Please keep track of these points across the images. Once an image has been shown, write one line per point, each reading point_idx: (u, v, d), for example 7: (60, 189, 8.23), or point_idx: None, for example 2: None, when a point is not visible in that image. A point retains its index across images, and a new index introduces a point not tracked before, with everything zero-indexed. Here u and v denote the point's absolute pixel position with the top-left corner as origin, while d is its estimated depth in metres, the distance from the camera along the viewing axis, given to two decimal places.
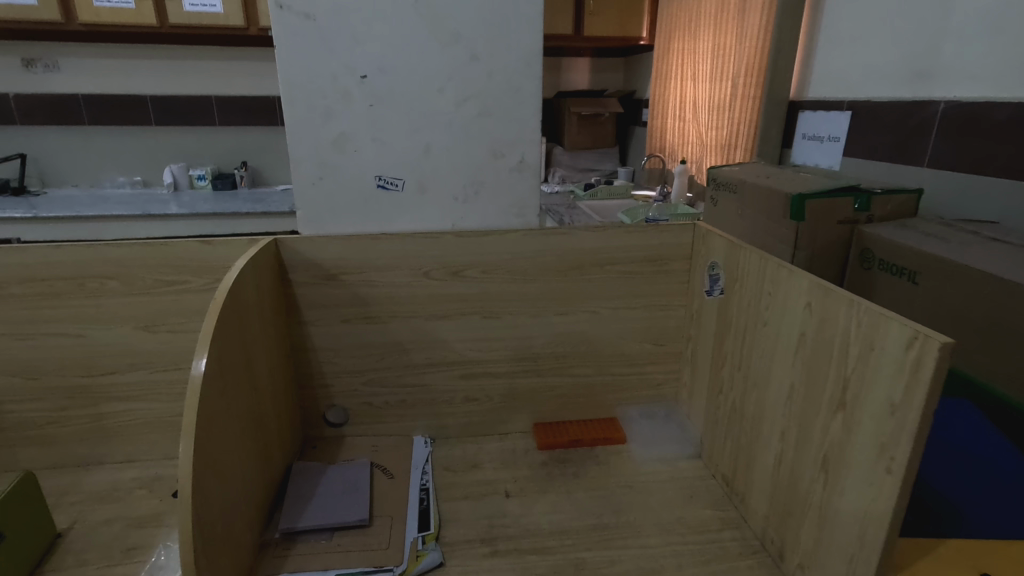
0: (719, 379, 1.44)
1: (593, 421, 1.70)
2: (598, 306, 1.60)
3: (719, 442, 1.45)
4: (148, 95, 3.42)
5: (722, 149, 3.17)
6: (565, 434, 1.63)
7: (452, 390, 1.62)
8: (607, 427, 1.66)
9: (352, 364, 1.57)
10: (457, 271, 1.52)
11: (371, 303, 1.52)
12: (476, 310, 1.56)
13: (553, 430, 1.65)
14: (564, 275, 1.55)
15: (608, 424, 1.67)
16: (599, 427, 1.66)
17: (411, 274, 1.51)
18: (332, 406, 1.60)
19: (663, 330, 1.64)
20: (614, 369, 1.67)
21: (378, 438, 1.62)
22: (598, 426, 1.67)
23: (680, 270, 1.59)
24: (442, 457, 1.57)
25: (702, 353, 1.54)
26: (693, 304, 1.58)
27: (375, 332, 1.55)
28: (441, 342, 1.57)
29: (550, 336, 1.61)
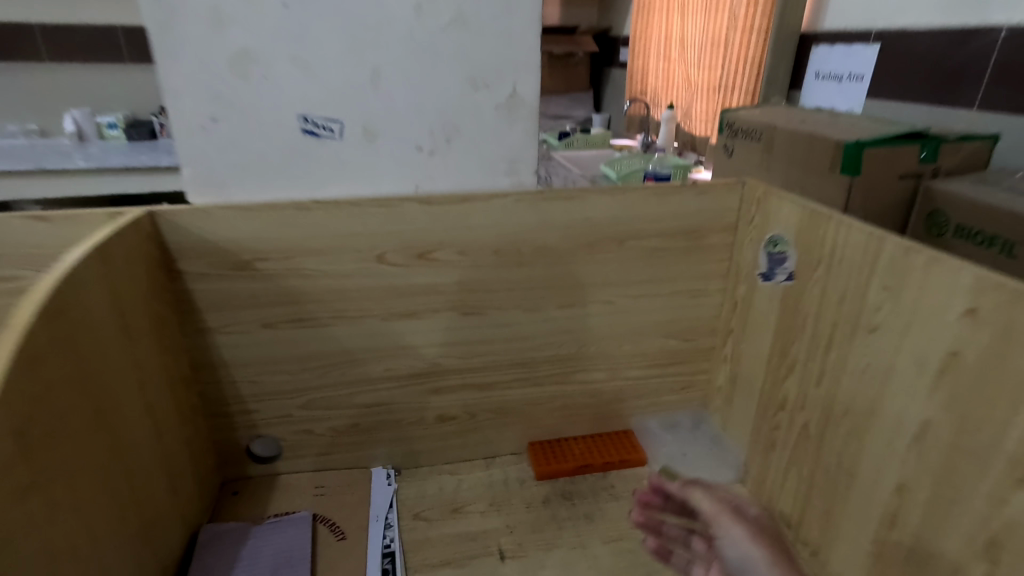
0: (780, 394, 1.09)
1: (602, 435, 1.34)
2: (614, 294, 1.20)
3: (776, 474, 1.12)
4: (36, 23, 2.74)
5: (715, 92, 2.74)
6: (569, 457, 1.27)
7: (422, 409, 1.22)
8: (620, 444, 1.31)
9: (281, 382, 1.14)
10: (425, 253, 1.09)
11: (304, 301, 1.08)
12: (453, 305, 1.14)
13: (554, 451, 1.29)
14: (572, 255, 1.15)
15: (621, 440, 1.32)
16: (610, 445, 1.31)
17: (359, 258, 1.06)
18: (256, 437, 1.18)
19: (695, 321, 1.27)
20: (632, 372, 1.29)
21: (325, 475, 1.23)
22: (608, 443, 1.31)
23: (721, 244, 1.20)
24: (412, 498, 1.19)
25: (751, 354, 1.18)
26: (737, 288, 1.21)
27: (311, 340, 1.11)
28: (405, 349, 1.16)
29: (552, 335, 1.21)
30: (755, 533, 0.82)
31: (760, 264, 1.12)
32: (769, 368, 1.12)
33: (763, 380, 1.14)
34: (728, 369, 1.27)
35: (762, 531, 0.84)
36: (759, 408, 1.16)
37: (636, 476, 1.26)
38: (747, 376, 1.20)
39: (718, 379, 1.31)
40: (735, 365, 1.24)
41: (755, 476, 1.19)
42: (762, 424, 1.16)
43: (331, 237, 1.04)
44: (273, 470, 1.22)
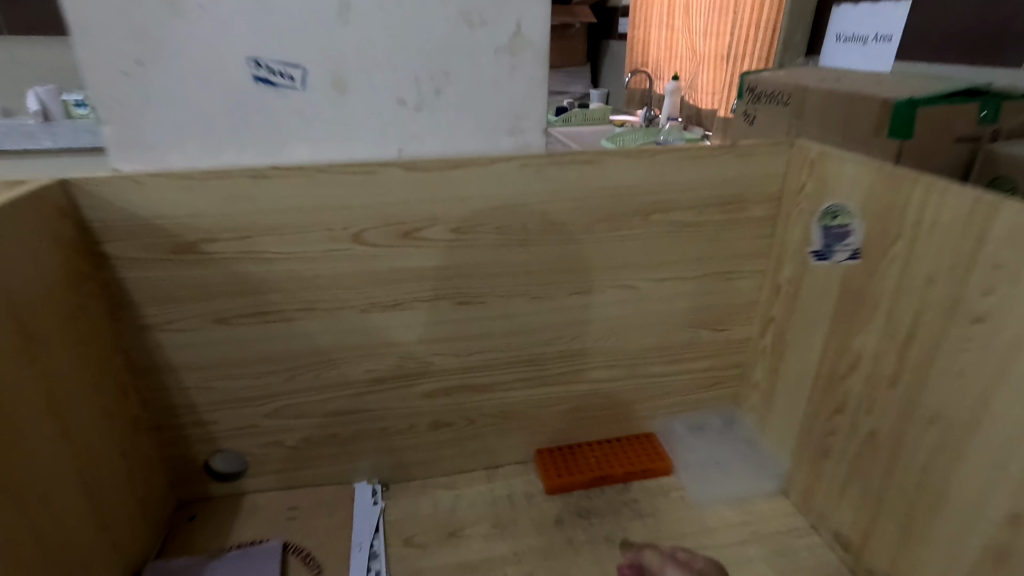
0: (838, 395, 0.92)
1: (620, 440, 1.17)
2: (637, 278, 1.02)
3: (831, 487, 0.95)
4: None
5: (724, 61, 2.53)
6: (583, 467, 1.10)
7: (412, 415, 1.04)
8: (640, 451, 1.14)
9: (242, 388, 0.95)
10: (411, 232, 0.90)
11: (266, 290, 0.89)
12: (447, 293, 0.96)
13: (565, 460, 1.12)
14: (587, 233, 0.96)
15: (642, 446, 1.15)
16: (629, 452, 1.14)
17: (331, 239, 0.88)
18: (216, 453, 1.00)
19: (728, 309, 1.09)
20: (654, 368, 1.12)
21: (300, 493, 1.05)
22: (627, 449, 1.15)
23: (762, 217, 1.01)
24: (403, 520, 1.02)
25: (798, 348, 1.01)
26: (780, 269, 1.03)
27: (277, 338, 0.93)
28: (390, 346, 0.97)
29: (563, 327, 1.03)
30: None
31: (812, 240, 0.94)
32: (821, 364, 0.95)
33: (813, 377, 0.97)
34: (767, 363, 1.10)
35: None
36: (808, 410, 0.99)
37: (661, 488, 1.09)
38: (792, 373, 1.03)
39: (753, 375, 1.14)
40: (776, 359, 1.07)
41: (801, 488, 1.03)
42: (810, 428, 0.99)
43: (295, 213, 0.85)
44: (239, 488, 1.04)
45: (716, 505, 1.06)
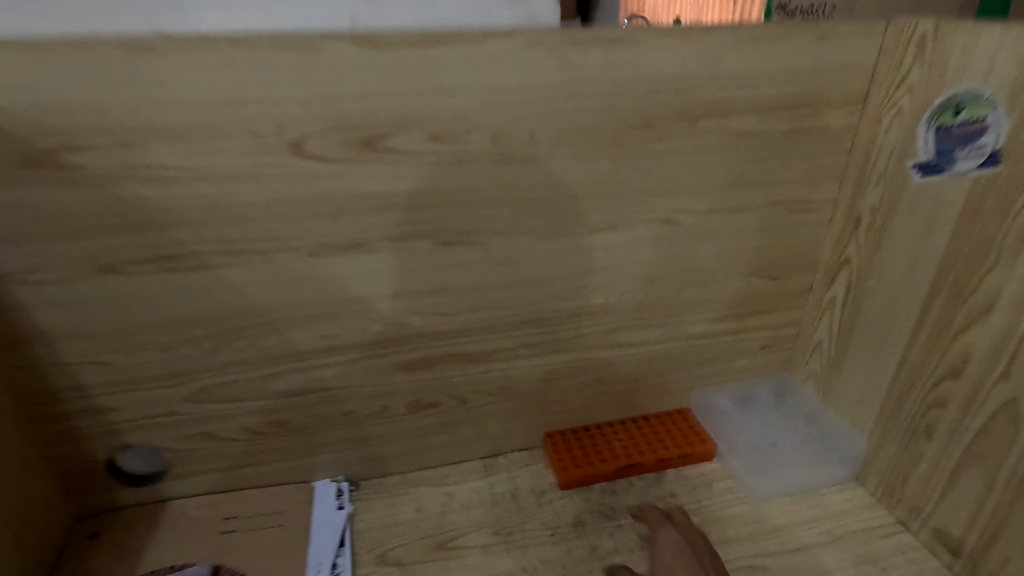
0: (952, 355, 0.69)
1: (648, 418, 0.93)
2: (677, 211, 0.78)
3: (935, 475, 0.73)
4: None
5: None
6: (606, 455, 0.87)
7: (385, 394, 0.80)
8: (674, 432, 0.91)
9: (149, 365, 0.70)
10: (374, 140, 0.64)
11: (171, 225, 0.63)
12: (426, 231, 0.70)
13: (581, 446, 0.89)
14: (614, 146, 0.71)
15: (676, 426, 0.92)
16: (661, 435, 0.91)
17: (261, 148, 0.62)
18: (124, 449, 0.75)
19: (787, 251, 0.85)
20: (694, 329, 0.88)
21: (241, 498, 0.81)
22: (658, 431, 0.92)
23: (841, 127, 0.77)
24: (379, 528, 0.79)
25: (886, 297, 0.77)
26: (860, 196, 0.79)
27: (192, 293, 0.67)
28: (353, 304, 0.73)
29: (581, 276, 0.79)
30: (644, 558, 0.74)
31: (916, 148, 0.70)
32: (925, 315, 0.72)
33: (911, 333, 0.74)
34: (835, 319, 0.87)
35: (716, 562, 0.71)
36: (900, 376, 0.77)
37: (703, 478, 0.87)
38: (876, 329, 0.80)
39: (814, 334, 0.91)
40: (850, 313, 0.84)
41: (887, 475, 0.81)
42: (903, 399, 0.77)
43: (203, 108, 0.58)
44: (159, 494, 0.79)
45: (776, 498, 0.84)
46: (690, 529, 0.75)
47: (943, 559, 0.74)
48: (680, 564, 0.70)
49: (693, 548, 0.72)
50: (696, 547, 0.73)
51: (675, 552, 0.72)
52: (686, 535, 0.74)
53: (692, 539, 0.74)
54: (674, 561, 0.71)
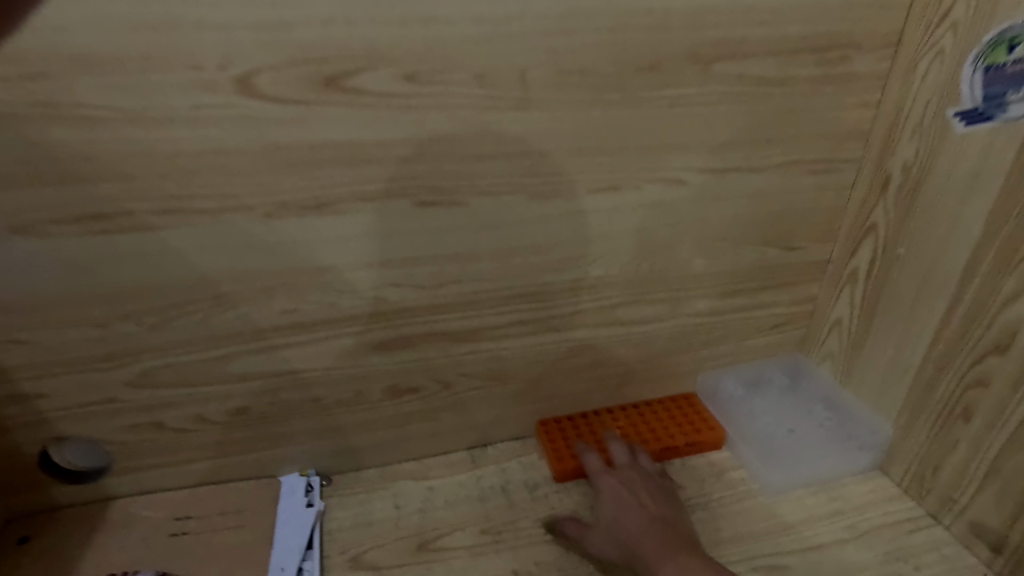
0: (998, 328, 0.62)
1: (651, 404, 0.85)
2: (686, 169, 0.69)
3: (974, 463, 0.66)
4: None
5: None
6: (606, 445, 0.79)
7: (359, 378, 0.71)
8: (680, 419, 0.83)
9: (81, 344, 0.61)
10: (338, 77, 0.55)
11: (97, 178, 0.54)
12: (401, 188, 0.61)
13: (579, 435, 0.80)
14: (617, 91, 0.62)
15: (682, 412, 0.84)
16: (666, 422, 0.83)
17: (202, 86, 0.52)
18: (59, 441, 0.66)
19: (806, 217, 0.77)
20: (702, 305, 0.80)
21: (197, 495, 0.72)
22: (662, 418, 0.83)
23: (869, 74, 0.69)
24: (353, 528, 0.71)
25: (918, 265, 0.69)
26: (889, 154, 0.71)
27: (128, 260, 0.58)
28: (318, 273, 0.63)
29: (578, 243, 0.70)
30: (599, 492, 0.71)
31: (960, 92, 0.62)
32: (966, 284, 0.64)
33: (947, 306, 0.67)
34: (856, 294, 0.78)
35: (659, 500, 0.68)
36: (933, 354, 0.69)
37: (712, 468, 0.79)
38: (906, 302, 0.72)
39: (832, 311, 0.83)
40: (874, 285, 0.76)
41: (915, 463, 0.73)
42: (936, 380, 0.69)
43: (130, 33, 0.49)
44: (103, 492, 0.70)
45: (793, 490, 0.76)
46: (634, 470, 0.72)
47: (981, 555, 0.67)
48: (621, 510, 0.67)
49: (635, 490, 0.69)
50: (638, 488, 0.70)
51: (616, 497, 0.69)
52: (628, 477, 0.71)
53: (633, 480, 0.71)
54: (615, 506, 0.68)
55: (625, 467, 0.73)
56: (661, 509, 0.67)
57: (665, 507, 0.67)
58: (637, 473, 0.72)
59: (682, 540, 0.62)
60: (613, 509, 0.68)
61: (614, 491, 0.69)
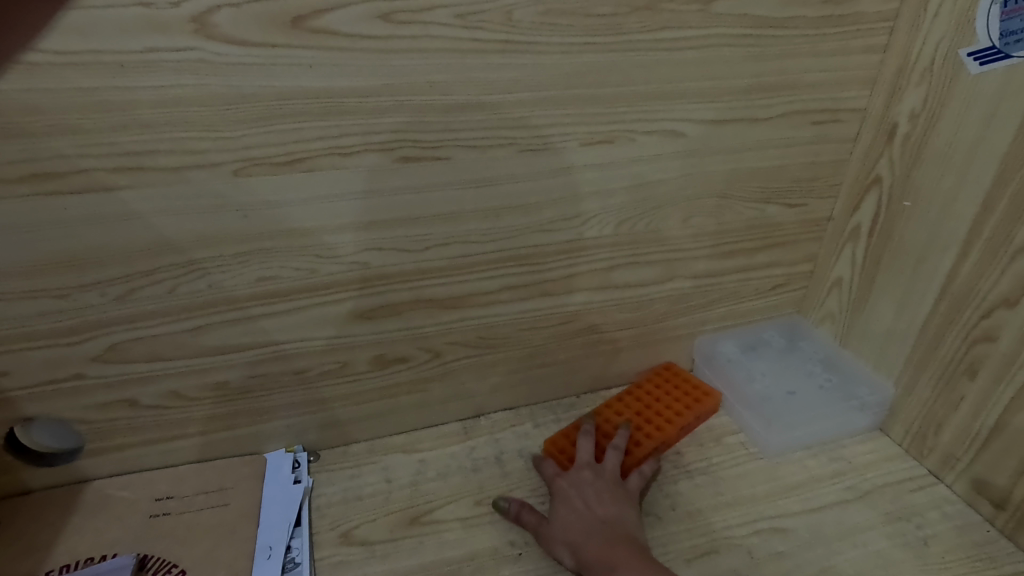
0: (1009, 279, 0.59)
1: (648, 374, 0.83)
2: (683, 119, 0.65)
3: (978, 420, 0.64)
4: None
5: None
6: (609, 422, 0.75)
7: (343, 349, 0.68)
8: (677, 398, 0.79)
9: (40, 318, 0.56)
10: (304, 16, 0.50)
11: (44, 133, 0.49)
12: (380, 143, 0.57)
13: (572, 423, 0.76)
14: (609, 32, 0.58)
15: (677, 382, 0.82)
16: (664, 404, 0.78)
17: (156, 27, 0.47)
18: (27, 422, 0.62)
19: (808, 171, 0.74)
20: (699, 265, 0.77)
21: (178, 474, 0.69)
22: (660, 401, 0.79)
23: (875, 14, 0.65)
24: (342, 503, 0.68)
25: (924, 218, 0.67)
26: (895, 101, 0.68)
27: (85, 225, 0.53)
28: (293, 237, 0.59)
29: (571, 202, 0.67)
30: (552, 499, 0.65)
31: (970, 29, 0.59)
32: (975, 237, 0.62)
33: (955, 259, 0.64)
34: (858, 251, 0.76)
35: (615, 505, 0.62)
36: (937, 311, 0.67)
37: (711, 433, 0.77)
38: (911, 257, 0.69)
39: (832, 270, 0.80)
40: (877, 241, 0.73)
41: (917, 422, 0.72)
42: (940, 337, 0.67)
43: None
44: (78, 474, 0.67)
45: (793, 453, 0.74)
46: (591, 467, 0.66)
47: (984, 512, 0.66)
48: (569, 510, 0.62)
49: (587, 492, 0.63)
50: (591, 489, 0.64)
51: (567, 499, 0.63)
52: (582, 478, 0.65)
53: (588, 480, 0.65)
54: (564, 506, 0.63)
55: (582, 463, 0.67)
56: (615, 514, 0.61)
57: (619, 513, 0.62)
58: (594, 473, 0.66)
59: (633, 552, 0.57)
60: (563, 509, 0.63)
61: (565, 498, 0.64)
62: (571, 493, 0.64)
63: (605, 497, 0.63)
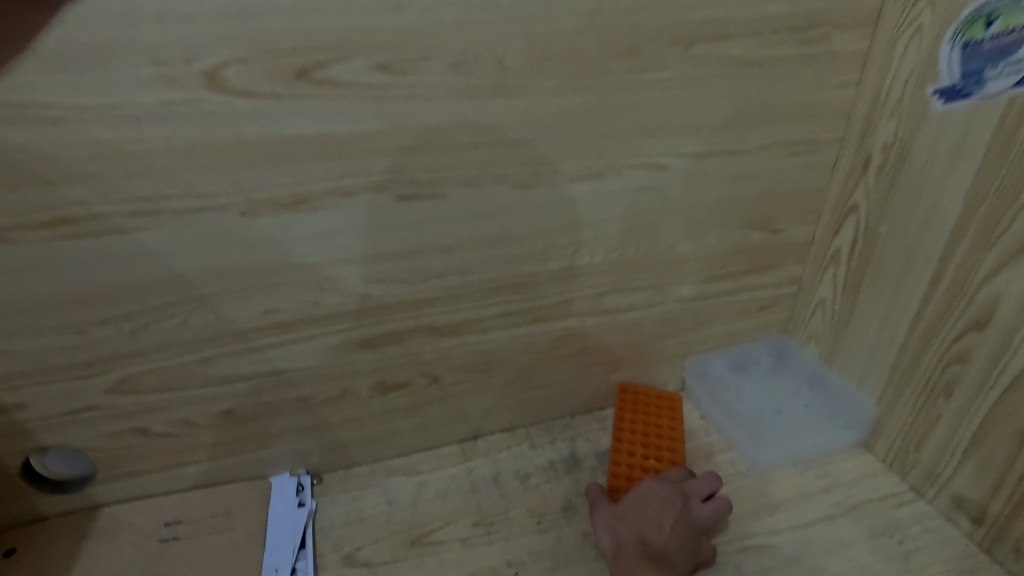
0: (979, 304, 0.62)
1: (635, 393, 0.84)
2: (668, 153, 0.69)
3: (956, 438, 0.67)
4: None
5: None
6: (641, 453, 0.76)
7: (344, 375, 0.70)
8: (659, 412, 0.82)
9: (58, 353, 0.59)
10: (309, 69, 0.53)
11: (65, 182, 0.52)
12: (380, 182, 0.60)
13: (614, 453, 0.76)
14: (596, 75, 0.61)
15: (643, 398, 0.83)
16: (653, 420, 0.81)
17: (170, 82, 0.50)
18: (42, 452, 0.64)
19: (790, 198, 0.77)
20: (687, 288, 0.80)
21: (186, 499, 0.71)
22: (647, 418, 0.81)
23: (849, 52, 0.68)
24: (345, 525, 0.70)
25: (900, 243, 0.70)
26: (870, 133, 0.71)
27: (101, 265, 0.56)
28: (297, 271, 0.62)
29: (561, 231, 0.70)
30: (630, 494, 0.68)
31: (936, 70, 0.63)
32: (946, 263, 0.65)
33: (928, 284, 0.67)
34: (840, 273, 0.79)
35: (677, 529, 0.65)
36: (915, 333, 0.70)
37: (702, 451, 0.80)
38: (889, 281, 0.72)
39: (816, 291, 0.83)
40: (857, 264, 0.76)
41: (899, 439, 0.74)
42: (918, 357, 0.70)
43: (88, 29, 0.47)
44: (90, 501, 0.69)
45: (781, 470, 0.77)
46: (673, 483, 0.69)
47: (963, 527, 0.68)
48: (641, 513, 0.66)
49: (662, 506, 0.67)
50: (668, 506, 0.67)
51: (642, 501, 0.67)
52: (665, 490, 0.68)
53: (666, 494, 0.68)
54: (637, 507, 0.67)
55: (669, 478, 0.70)
56: (670, 538, 0.64)
57: (675, 537, 0.65)
58: (675, 490, 0.68)
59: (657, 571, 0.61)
60: (636, 509, 0.67)
61: (644, 503, 0.67)
62: (650, 500, 0.67)
63: (677, 520, 0.66)
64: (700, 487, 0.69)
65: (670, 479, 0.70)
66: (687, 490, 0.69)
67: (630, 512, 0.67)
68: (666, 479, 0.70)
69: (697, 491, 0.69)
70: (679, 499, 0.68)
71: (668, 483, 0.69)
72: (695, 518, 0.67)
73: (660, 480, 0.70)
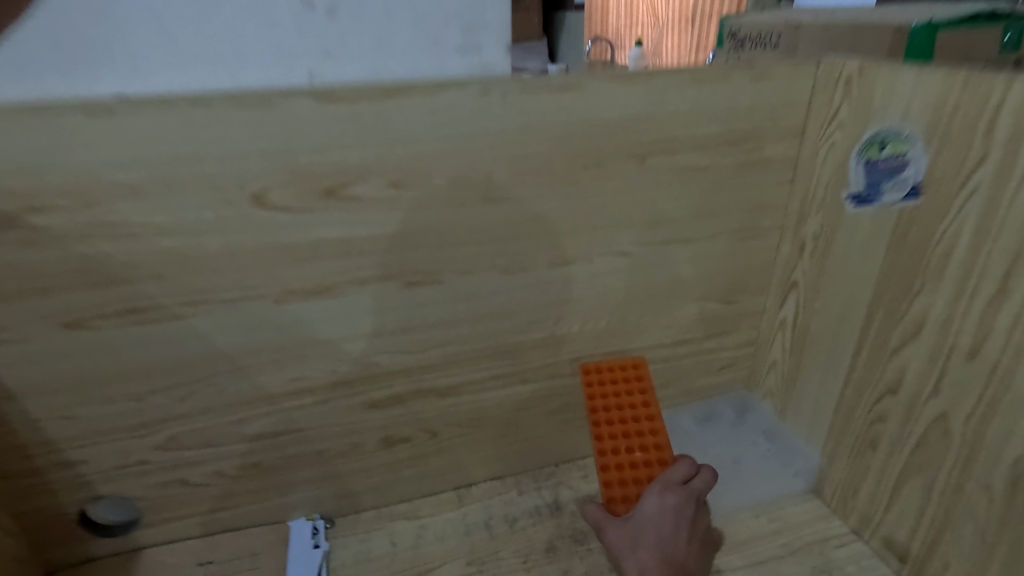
0: (891, 373, 0.74)
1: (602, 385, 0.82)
2: (632, 242, 0.81)
3: (882, 486, 0.77)
4: None
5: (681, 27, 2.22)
6: (625, 446, 0.74)
7: (355, 432, 0.81)
8: (629, 395, 0.81)
9: (118, 416, 0.70)
10: (335, 189, 0.66)
11: (136, 280, 0.64)
12: (390, 273, 0.72)
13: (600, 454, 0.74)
14: (568, 184, 0.74)
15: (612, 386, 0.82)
16: (625, 404, 0.79)
17: (225, 203, 0.63)
18: (96, 502, 0.75)
19: (741, 275, 0.90)
20: (655, 352, 0.92)
21: (216, 541, 0.81)
22: (620, 404, 0.79)
23: (782, 159, 0.82)
24: (354, 564, 0.80)
25: (831, 317, 0.82)
26: (803, 223, 0.84)
27: (159, 345, 0.68)
28: (319, 346, 0.74)
29: (542, 308, 0.82)
30: (641, 508, 0.63)
31: (848, 179, 0.76)
32: (865, 337, 0.77)
33: (853, 353, 0.79)
34: (787, 339, 0.91)
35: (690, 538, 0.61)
36: (846, 394, 0.81)
37: None
38: (824, 348, 0.84)
39: (769, 354, 0.95)
40: (800, 333, 0.88)
41: (840, 486, 0.85)
42: (849, 415, 0.81)
43: (164, 166, 0.60)
44: (134, 543, 0.79)
45: (739, 513, 0.87)
46: (680, 484, 0.65)
47: (893, 565, 0.78)
48: (658, 528, 0.61)
49: (677, 517, 0.62)
50: (681, 516, 0.62)
51: (657, 514, 0.62)
52: (679, 499, 0.63)
53: (681, 501, 0.63)
54: (654, 522, 0.62)
55: (676, 480, 0.65)
56: (687, 550, 0.61)
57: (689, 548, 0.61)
58: (686, 495, 0.64)
59: None
60: (651, 524, 0.62)
61: (658, 516, 0.62)
62: (664, 512, 0.62)
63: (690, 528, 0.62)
64: (700, 487, 0.66)
65: (675, 482, 0.65)
66: (693, 490, 0.66)
67: (646, 529, 0.62)
68: (671, 481, 0.65)
69: (701, 490, 0.66)
70: (690, 507, 0.64)
71: (674, 486, 0.65)
72: (703, 521, 0.64)
73: (666, 484, 0.65)
